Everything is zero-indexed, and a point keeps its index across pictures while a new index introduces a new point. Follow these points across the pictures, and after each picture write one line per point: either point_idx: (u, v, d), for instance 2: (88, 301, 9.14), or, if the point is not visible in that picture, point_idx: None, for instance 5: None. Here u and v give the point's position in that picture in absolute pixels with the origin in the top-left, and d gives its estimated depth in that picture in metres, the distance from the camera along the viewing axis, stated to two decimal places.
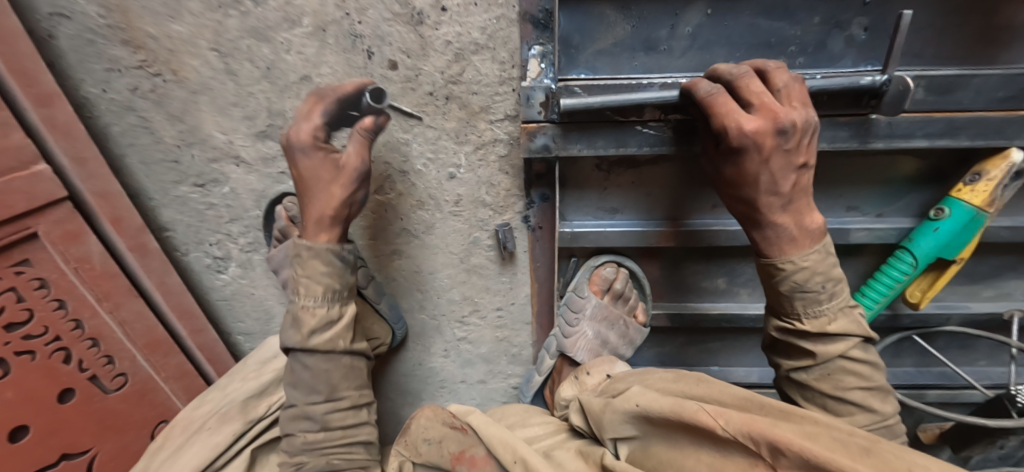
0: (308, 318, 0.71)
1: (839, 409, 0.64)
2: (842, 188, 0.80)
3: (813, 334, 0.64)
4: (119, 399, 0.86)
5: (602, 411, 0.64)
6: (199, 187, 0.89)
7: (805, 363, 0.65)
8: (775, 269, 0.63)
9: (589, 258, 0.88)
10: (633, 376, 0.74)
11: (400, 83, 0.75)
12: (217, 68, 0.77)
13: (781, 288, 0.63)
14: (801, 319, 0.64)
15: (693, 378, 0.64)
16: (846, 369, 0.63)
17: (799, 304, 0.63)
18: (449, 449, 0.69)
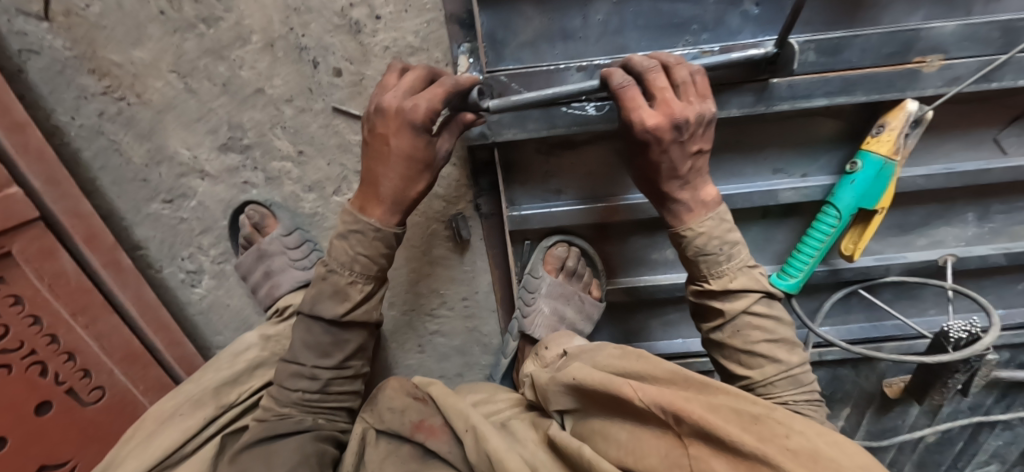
0: (353, 293, 0.77)
1: (751, 361, 0.70)
2: (767, 152, 0.86)
3: (720, 293, 0.70)
4: (98, 410, 0.91)
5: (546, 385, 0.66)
6: (169, 203, 0.94)
7: (717, 323, 0.71)
8: (679, 238, 0.70)
9: (542, 240, 0.93)
10: (587, 351, 0.75)
11: (346, 89, 0.82)
12: (178, 88, 0.84)
13: (687, 253, 0.70)
14: (708, 280, 0.70)
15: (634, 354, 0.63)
16: (752, 324, 0.70)
17: (703, 266, 0.70)
18: (410, 418, 0.73)
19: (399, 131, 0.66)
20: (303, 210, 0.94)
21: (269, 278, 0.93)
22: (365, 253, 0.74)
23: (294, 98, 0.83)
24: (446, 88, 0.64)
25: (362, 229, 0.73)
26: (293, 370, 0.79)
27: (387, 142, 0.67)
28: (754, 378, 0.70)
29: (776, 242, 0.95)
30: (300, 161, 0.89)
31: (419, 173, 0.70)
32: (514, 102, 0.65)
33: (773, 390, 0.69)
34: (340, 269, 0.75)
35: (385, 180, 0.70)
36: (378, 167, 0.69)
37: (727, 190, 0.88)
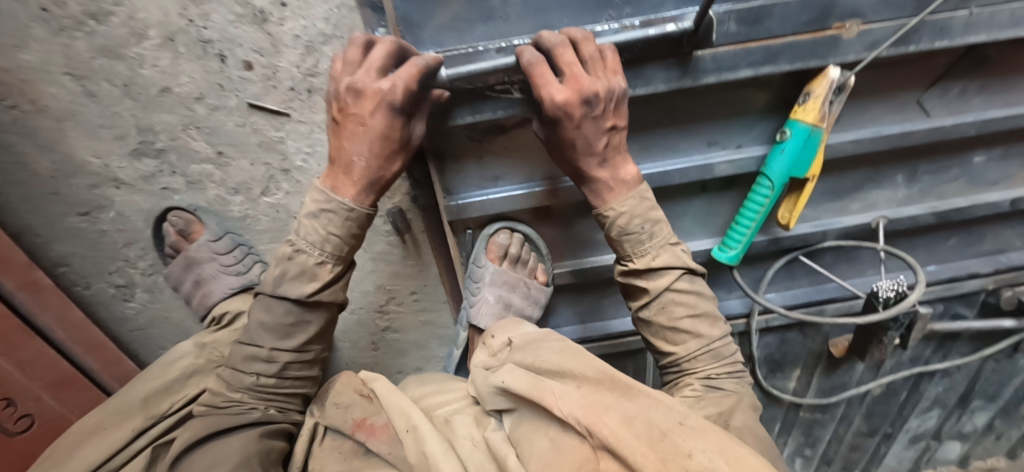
0: (322, 272, 0.73)
1: (674, 337, 0.74)
2: (698, 126, 0.85)
3: (645, 271, 0.73)
4: (27, 437, 0.88)
5: (483, 386, 0.66)
6: (86, 216, 0.88)
7: (643, 299, 0.74)
8: (605, 220, 0.72)
9: (483, 228, 0.91)
10: (531, 344, 0.75)
11: (260, 83, 0.77)
12: (76, 92, 0.78)
13: (611, 233, 0.72)
14: (633, 259, 0.73)
15: (572, 350, 0.63)
16: (674, 301, 0.73)
17: (629, 246, 0.72)
18: (353, 415, 0.69)
19: (377, 110, 0.63)
20: (232, 214, 0.89)
21: (201, 286, 0.89)
22: (338, 233, 0.70)
23: (205, 95, 0.78)
24: (419, 69, 0.63)
25: (334, 209, 0.69)
26: (250, 354, 0.75)
27: (363, 122, 0.64)
28: (677, 353, 0.74)
29: (717, 214, 0.96)
30: (221, 163, 0.84)
31: (395, 153, 0.68)
32: (461, 72, 0.67)
33: (694, 364, 0.73)
34: (310, 248, 0.71)
35: (360, 162, 0.67)
36: (347, 144, 0.66)
37: (664, 166, 0.87)
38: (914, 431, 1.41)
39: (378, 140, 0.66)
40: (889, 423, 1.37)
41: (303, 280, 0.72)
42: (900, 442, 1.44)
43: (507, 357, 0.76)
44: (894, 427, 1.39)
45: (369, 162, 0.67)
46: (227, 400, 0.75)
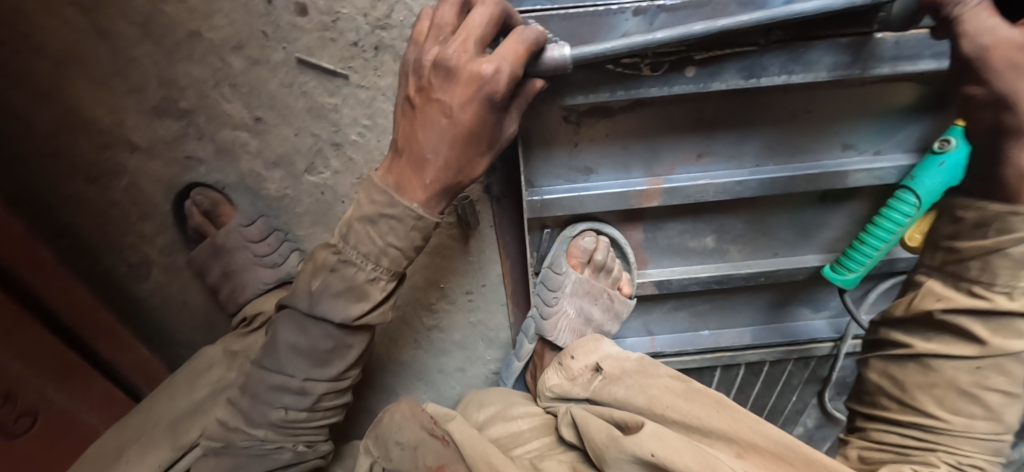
0: (375, 292, 0.58)
1: (958, 406, 0.53)
2: (837, 125, 0.69)
3: (1008, 317, 0.50)
4: (33, 440, 0.71)
5: (605, 445, 0.51)
6: (93, 182, 0.74)
7: (966, 353, 0.52)
8: (1007, 225, 0.49)
9: (564, 228, 0.77)
10: (631, 375, 0.63)
11: (315, 33, 0.61)
12: (83, 29, 0.62)
13: (1012, 249, 0.48)
14: (1010, 294, 0.49)
15: (710, 399, 0.53)
16: (1007, 368, 0.51)
17: (1022, 274, 0.48)
18: (427, 461, 0.56)
19: (469, 100, 0.46)
20: (267, 192, 0.75)
21: (231, 278, 0.78)
22: (399, 245, 0.55)
23: (244, 45, 0.62)
24: (529, 45, 0.44)
25: (398, 215, 0.53)
26: (277, 384, 0.61)
27: (448, 112, 0.47)
28: (952, 426, 0.52)
29: (830, 228, 0.81)
30: (259, 130, 0.69)
31: (479, 158, 0.51)
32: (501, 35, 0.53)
33: (964, 448, 0.53)
34: (360, 261, 0.56)
35: (434, 161, 0.50)
36: (422, 136, 0.49)
37: (790, 170, 0.72)
38: None
39: (461, 138, 0.48)
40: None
41: (347, 299, 0.57)
42: None
43: (602, 389, 0.65)
44: None
45: (444, 162, 0.50)
46: (247, 439, 0.63)
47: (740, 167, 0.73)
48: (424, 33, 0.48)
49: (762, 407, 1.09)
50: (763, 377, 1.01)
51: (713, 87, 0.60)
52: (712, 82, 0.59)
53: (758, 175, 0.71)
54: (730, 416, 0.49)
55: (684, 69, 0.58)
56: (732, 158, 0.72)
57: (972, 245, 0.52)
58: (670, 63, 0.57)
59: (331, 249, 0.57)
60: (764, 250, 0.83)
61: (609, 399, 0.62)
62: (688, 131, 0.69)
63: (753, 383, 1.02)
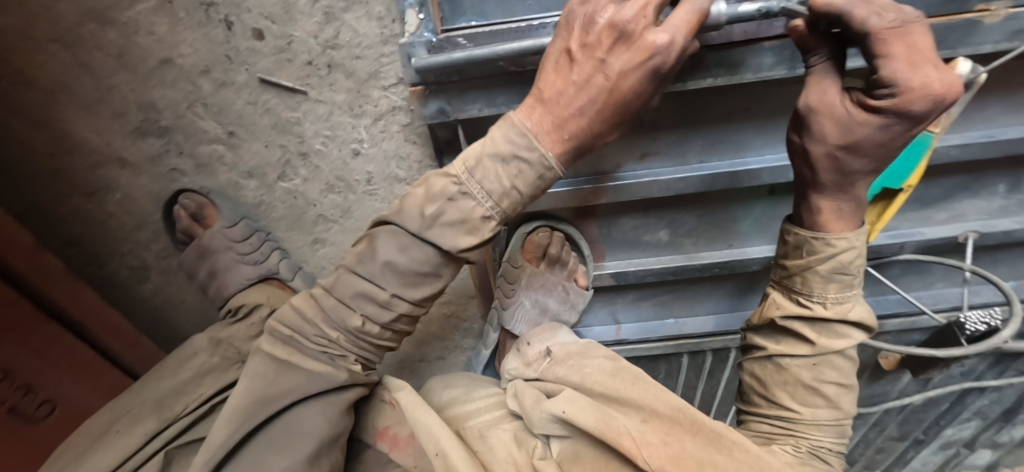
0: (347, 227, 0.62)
1: (806, 398, 0.59)
2: (777, 120, 0.71)
3: (828, 321, 0.58)
4: (51, 425, 0.82)
5: (532, 409, 0.59)
6: (91, 197, 0.82)
7: (803, 353, 0.58)
8: (813, 248, 0.56)
9: (521, 225, 0.81)
10: (574, 357, 0.68)
11: (272, 56, 0.66)
12: (66, 62, 0.68)
13: (820, 268, 0.56)
14: (823, 303, 0.57)
15: (630, 374, 0.56)
16: (834, 363, 0.58)
17: (833, 287, 0.56)
18: (376, 423, 0.67)
19: (605, 54, 0.45)
20: (247, 199, 0.82)
21: (216, 277, 0.87)
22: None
23: (210, 69, 0.68)
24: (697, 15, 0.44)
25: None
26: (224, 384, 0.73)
27: (601, 59, 0.45)
28: (802, 415, 0.59)
29: (781, 220, 0.83)
30: (232, 144, 0.75)
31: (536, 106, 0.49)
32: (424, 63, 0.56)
33: (815, 434, 0.59)
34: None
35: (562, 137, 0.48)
36: None
37: (734, 165, 0.73)
38: (949, 441, 1.32)
39: None
40: (921, 428, 1.30)
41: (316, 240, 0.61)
42: (931, 449, 1.36)
43: (547, 370, 0.69)
44: (927, 434, 1.31)
45: None
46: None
47: (684, 163, 0.75)
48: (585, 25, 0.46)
49: (734, 391, 1.12)
50: (731, 362, 1.05)
51: None
52: None
53: (700, 172, 0.73)
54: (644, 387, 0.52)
55: None
56: (676, 155, 0.75)
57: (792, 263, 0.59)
58: None
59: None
60: (718, 241, 0.86)
61: (551, 378, 0.66)
62: (632, 130, 0.72)
63: (722, 367, 1.06)
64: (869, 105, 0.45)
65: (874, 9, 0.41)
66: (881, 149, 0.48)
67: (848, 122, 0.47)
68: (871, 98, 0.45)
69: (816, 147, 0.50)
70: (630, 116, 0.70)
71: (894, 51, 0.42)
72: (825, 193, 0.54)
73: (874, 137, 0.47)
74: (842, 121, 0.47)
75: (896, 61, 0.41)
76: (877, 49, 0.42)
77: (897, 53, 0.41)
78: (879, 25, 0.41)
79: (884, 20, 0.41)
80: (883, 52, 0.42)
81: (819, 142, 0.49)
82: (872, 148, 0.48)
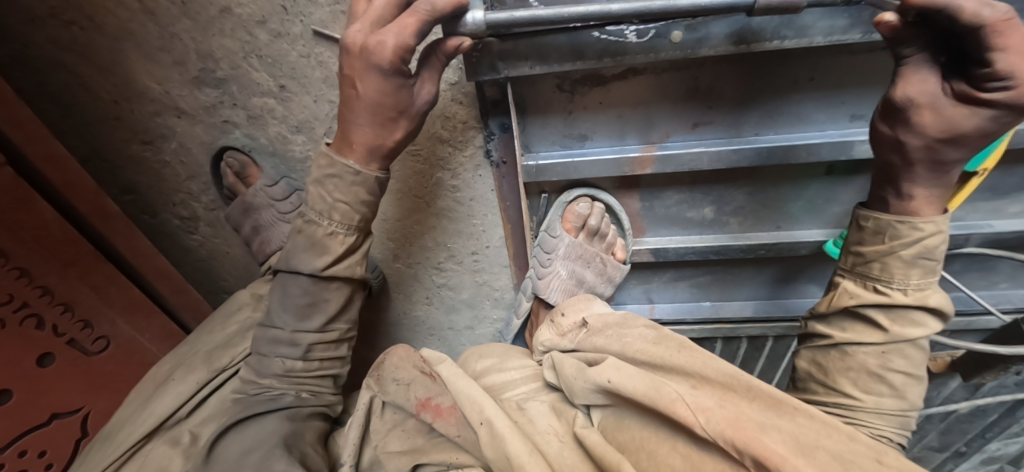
0: (335, 245, 0.68)
1: (870, 386, 0.56)
2: (844, 92, 0.67)
3: (906, 308, 0.55)
4: (106, 359, 0.88)
5: (573, 378, 0.61)
6: (149, 145, 0.85)
7: (875, 340, 0.56)
8: (896, 232, 0.53)
9: (561, 194, 0.80)
10: (613, 327, 0.68)
11: (328, 7, 0.66)
12: (134, 8, 0.71)
13: (904, 252, 0.53)
14: (903, 290, 0.54)
15: (675, 342, 0.56)
16: (905, 351, 0.55)
17: (916, 272, 0.54)
18: (417, 394, 0.70)
19: (365, 73, 0.55)
20: (293, 155, 0.84)
21: (260, 232, 0.89)
22: (346, 201, 0.65)
23: (267, 19, 0.69)
24: (421, 17, 0.51)
25: (339, 173, 0.64)
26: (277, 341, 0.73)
27: (354, 87, 0.57)
28: (865, 403, 0.56)
29: (837, 203, 0.79)
30: (283, 98, 0.76)
31: (393, 122, 0.60)
32: (512, 19, 0.52)
33: (876, 423, 0.56)
34: (318, 218, 0.66)
35: (357, 128, 0.60)
36: (347, 113, 0.60)
37: (789, 140, 0.71)
38: (993, 457, 1.23)
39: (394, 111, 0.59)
40: (963, 441, 1.22)
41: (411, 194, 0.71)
42: (972, 464, 1.27)
43: (585, 341, 0.69)
44: (969, 447, 1.23)
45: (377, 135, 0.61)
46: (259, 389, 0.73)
47: (737, 135, 0.73)
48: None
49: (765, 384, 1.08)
50: (766, 353, 1.01)
51: (701, 54, 0.60)
52: (701, 47, 0.59)
53: (754, 144, 0.71)
54: (689, 354, 0.52)
55: (671, 34, 0.59)
56: (729, 127, 0.72)
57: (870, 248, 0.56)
58: (656, 29, 0.58)
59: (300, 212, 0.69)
60: (766, 222, 0.82)
61: (590, 348, 0.67)
62: (685, 98, 0.70)
63: (755, 357, 1.02)
64: (976, 98, 0.44)
65: (984, 2, 0.39)
66: (978, 136, 0.46)
67: (949, 113, 0.45)
68: (979, 90, 0.44)
69: (915, 139, 0.48)
70: (686, 85, 0.69)
71: (1013, 44, 0.40)
72: (918, 182, 0.51)
73: (981, 128, 0.45)
74: (947, 110, 0.45)
75: (1012, 55, 0.40)
76: (992, 41, 0.40)
77: (1014, 47, 0.40)
78: (994, 18, 0.39)
79: (998, 11, 0.39)
80: (1000, 45, 0.40)
81: (917, 134, 0.48)
82: (972, 136, 0.46)
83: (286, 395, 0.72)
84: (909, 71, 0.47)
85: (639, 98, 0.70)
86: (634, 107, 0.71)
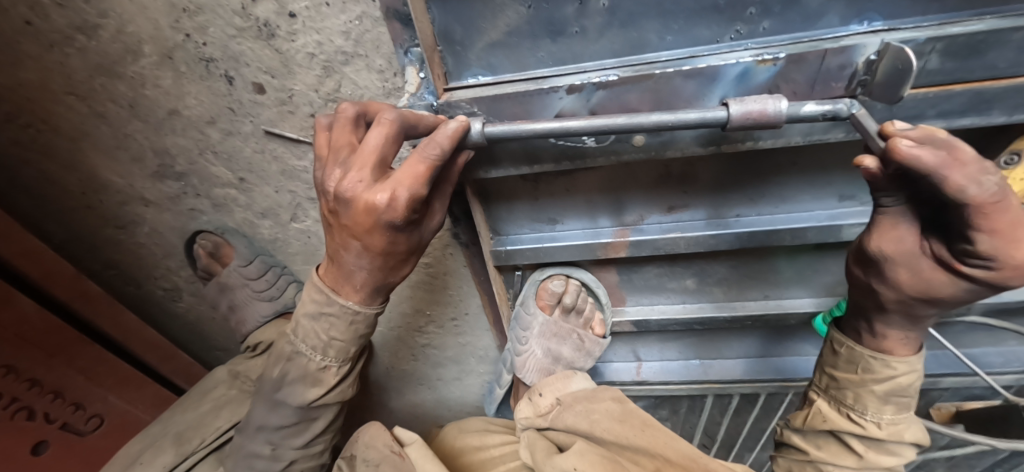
0: (326, 376, 0.63)
1: None
2: (831, 174, 0.62)
3: (881, 440, 0.52)
4: (98, 436, 0.91)
5: (543, 463, 0.60)
6: (122, 229, 0.85)
7: (850, 465, 0.52)
8: (869, 366, 0.51)
9: (535, 271, 0.79)
10: (582, 401, 0.67)
11: (275, 108, 0.63)
12: (83, 111, 0.69)
13: (878, 387, 0.50)
14: (876, 421, 0.51)
15: (638, 420, 0.59)
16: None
17: (890, 406, 0.51)
18: None
19: (373, 228, 0.47)
20: (261, 236, 0.82)
21: (236, 310, 0.89)
22: (342, 339, 0.59)
23: (216, 119, 0.67)
24: (432, 164, 0.45)
25: (336, 313, 0.57)
26: (251, 452, 0.69)
27: (357, 238, 0.48)
28: None
29: (827, 274, 0.74)
30: (244, 189, 0.75)
31: (403, 261, 0.53)
32: (519, 133, 0.46)
33: None
34: (310, 352, 0.61)
35: (361, 273, 0.53)
36: (342, 249, 0.51)
37: (774, 223, 0.66)
38: None
39: (390, 255, 0.51)
40: None
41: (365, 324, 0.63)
42: None
43: (557, 420, 0.68)
44: None
45: (372, 273, 0.53)
46: None
47: (717, 216, 0.68)
48: (325, 149, 0.48)
49: (761, 432, 1.05)
50: (759, 406, 0.97)
51: (667, 155, 0.55)
52: (666, 150, 0.55)
53: (733, 229, 0.66)
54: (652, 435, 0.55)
55: (633, 139, 0.54)
56: (708, 208, 0.68)
57: (845, 372, 0.53)
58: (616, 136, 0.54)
59: (287, 340, 0.64)
60: (752, 292, 0.78)
61: (562, 427, 0.66)
62: (660, 183, 0.65)
63: (749, 410, 0.99)
64: (958, 269, 0.40)
65: (972, 177, 0.34)
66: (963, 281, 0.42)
67: (921, 274, 0.43)
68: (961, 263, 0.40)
69: (890, 292, 0.46)
70: (660, 172, 0.64)
71: (999, 228, 0.35)
72: (897, 317, 0.48)
73: (959, 295, 0.42)
74: (924, 272, 0.42)
75: (999, 241, 0.36)
76: (974, 222, 0.36)
77: (1000, 231, 0.35)
78: (980, 198, 0.34)
79: (985, 190, 0.34)
80: (988, 227, 0.35)
81: (892, 288, 0.45)
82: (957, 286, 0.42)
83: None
84: (898, 228, 0.43)
85: (608, 184, 0.66)
86: (607, 191, 0.67)
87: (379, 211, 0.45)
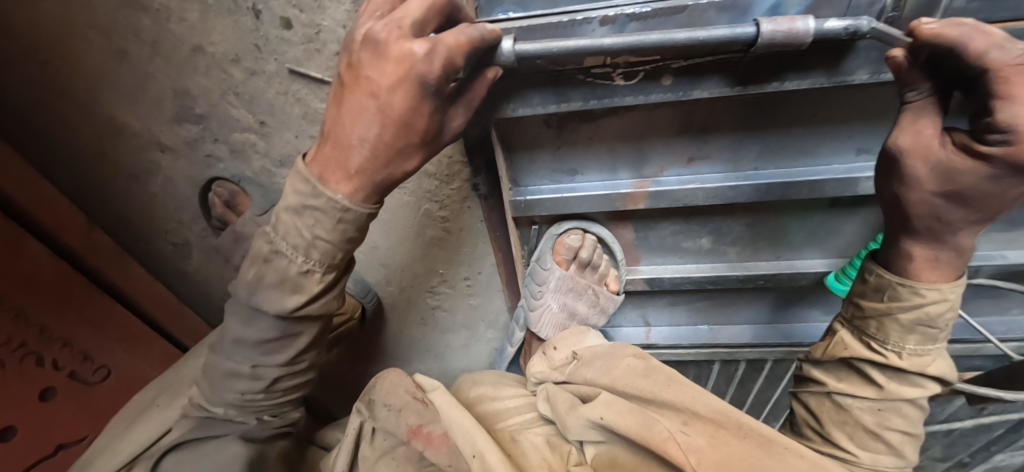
0: (308, 283, 0.55)
1: (866, 442, 0.53)
2: (851, 125, 0.63)
3: (902, 371, 0.53)
4: (106, 389, 0.89)
5: (567, 413, 0.59)
6: (135, 177, 0.84)
7: (868, 395, 0.53)
8: (896, 294, 0.51)
9: (552, 225, 0.78)
10: (602, 357, 0.67)
11: (302, 45, 0.63)
12: (105, 48, 0.69)
13: (902, 316, 0.51)
14: (897, 351, 0.52)
15: (665, 374, 0.54)
16: (903, 410, 0.53)
17: (912, 337, 0.52)
18: (409, 420, 0.64)
19: (396, 81, 0.43)
20: (277, 186, 0.82)
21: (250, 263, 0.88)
22: (327, 239, 0.52)
23: (241, 57, 0.66)
24: (470, 45, 0.44)
25: (322, 207, 0.50)
26: (229, 371, 0.63)
27: (375, 94, 0.44)
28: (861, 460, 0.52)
29: (841, 234, 0.75)
30: (264, 133, 0.74)
31: (409, 149, 0.48)
32: (551, 49, 0.46)
33: None
34: (290, 252, 0.53)
35: (361, 149, 0.47)
36: (349, 119, 0.46)
37: (791, 175, 0.67)
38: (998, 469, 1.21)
39: (399, 130, 0.46)
40: (967, 453, 1.19)
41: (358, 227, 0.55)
42: None
43: (575, 374, 0.68)
44: (972, 458, 1.20)
45: (372, 150, 0.46)
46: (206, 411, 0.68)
47: (735, 169, 0.69)
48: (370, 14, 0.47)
49: (765, 402, 1.06)
50: (765, 374, 0.98)
51: (694, 95, 0.56)
52: (693, 89, 0.55)
53: (753, 180, 0.67)
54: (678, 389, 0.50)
55: (661, 78, 0.55)
56: (727, 161, 0.69)
57: (869, 302, 0.54)
58: (645, 73, 0.54)
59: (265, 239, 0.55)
60: (765, 252, 0.79)
61: (582, 380, 0.66)
62: (682, 132, 0.66)
63: (754, 378, 1.00)
64: (976, 150, 0.41)
65: (995, 44, 0.37)
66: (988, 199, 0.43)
67: (947, 167, 0.43)
68: (980, 144, 0.40)
69: (913, 193, 0.46)
70: (683, 120, 0.65)
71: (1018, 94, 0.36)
72: (918, 238, 0.49)
73: (981, 186, 0.42)
74: (944, 161, 0.43)
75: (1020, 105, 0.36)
76: (993, 89, 0.37)
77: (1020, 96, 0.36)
78: (1003, 61, 0.36)
79: (1008, 54, 0.36)
80: (1004, 93, 0.37)
81: (915, 187, 0.46)
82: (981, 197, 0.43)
83: (245, 423, 0.66)
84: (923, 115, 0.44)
85: (630, 132, 0.66)
86: (629, 140, 0.67)
87: (406, 63, 0.42)
